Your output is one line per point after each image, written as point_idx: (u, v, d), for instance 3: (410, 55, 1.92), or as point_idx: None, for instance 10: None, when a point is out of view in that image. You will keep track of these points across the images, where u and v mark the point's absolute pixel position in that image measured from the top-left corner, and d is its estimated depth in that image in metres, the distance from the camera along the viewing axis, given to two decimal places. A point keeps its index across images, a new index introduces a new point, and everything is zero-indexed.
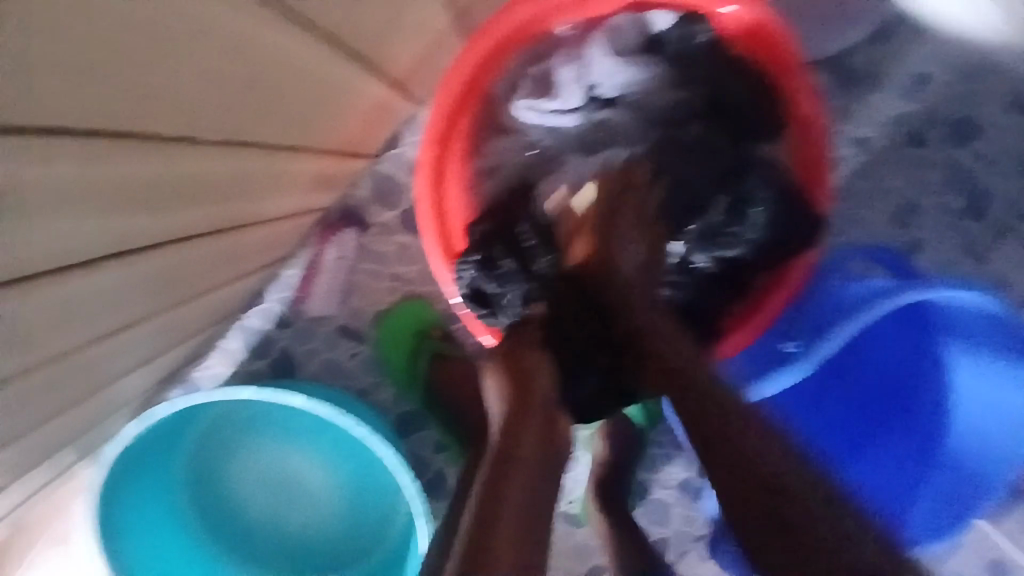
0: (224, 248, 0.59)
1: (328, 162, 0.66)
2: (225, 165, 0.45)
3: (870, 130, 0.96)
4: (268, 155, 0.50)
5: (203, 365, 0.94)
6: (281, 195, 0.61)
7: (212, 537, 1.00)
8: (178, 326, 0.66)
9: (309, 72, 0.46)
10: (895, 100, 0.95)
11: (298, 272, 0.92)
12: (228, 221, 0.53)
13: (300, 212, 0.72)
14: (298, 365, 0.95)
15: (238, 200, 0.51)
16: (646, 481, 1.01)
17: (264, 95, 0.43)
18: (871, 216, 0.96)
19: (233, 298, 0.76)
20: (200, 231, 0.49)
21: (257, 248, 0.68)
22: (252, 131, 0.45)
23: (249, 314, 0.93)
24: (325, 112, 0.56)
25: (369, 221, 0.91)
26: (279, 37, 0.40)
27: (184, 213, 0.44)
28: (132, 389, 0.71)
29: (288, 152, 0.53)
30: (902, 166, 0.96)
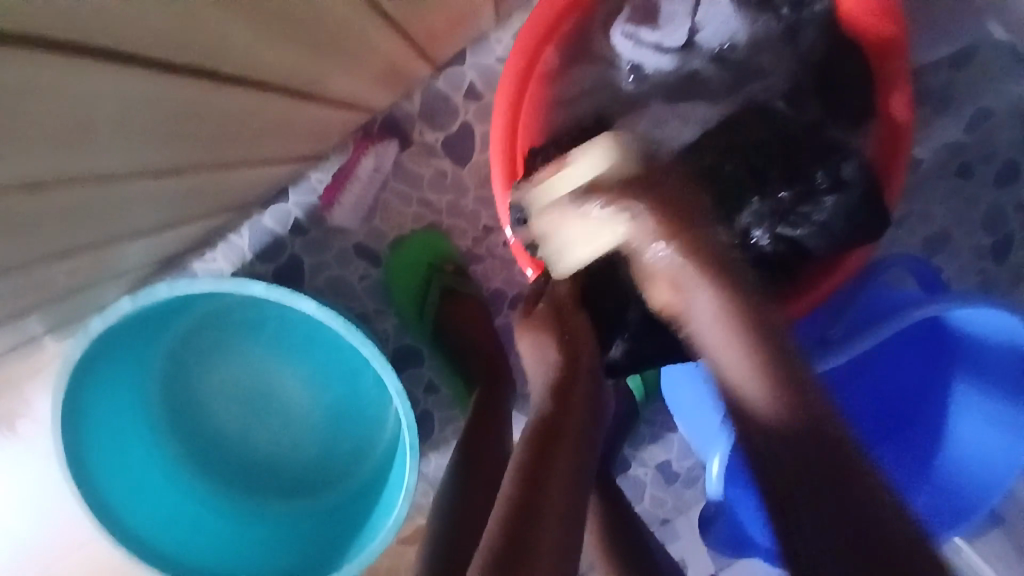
0: (279, 118, 0.54)
1: (402, 54, 0.62)
2: (324, 3, 0.40)
3: (925, 153, 0.96)
4: (361, 12, 0.45)
5: (206, 255, 0.90)
6: (352, 76, 0.57)
7: (175, 435, 0.95)
8: (207, 196, 0.61)
9: None
10: (956, 129, 0.95)
11: (327, 178, 0.87)
12: (297, 84, 0.49)
13: (357, 106, 0.68)
14: (305, 276, 0.91)
15: (316, 61, 0.47)
16: (627, 455, 0.96)
17: None
18: (905, 242, 0.98)
19: (263, 182, 0.72)
20: (269, 81, 0.45)
21: (305, 132, 0.64)
22: None
23: (265, 213, 0.89)
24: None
25: (412, 138, 0.86)
26: None
27: (264, 48, 0.40)
28: (141, 254, 0.67)
29: (382, 23, 0.50)
30: (948, 198, 0.97)
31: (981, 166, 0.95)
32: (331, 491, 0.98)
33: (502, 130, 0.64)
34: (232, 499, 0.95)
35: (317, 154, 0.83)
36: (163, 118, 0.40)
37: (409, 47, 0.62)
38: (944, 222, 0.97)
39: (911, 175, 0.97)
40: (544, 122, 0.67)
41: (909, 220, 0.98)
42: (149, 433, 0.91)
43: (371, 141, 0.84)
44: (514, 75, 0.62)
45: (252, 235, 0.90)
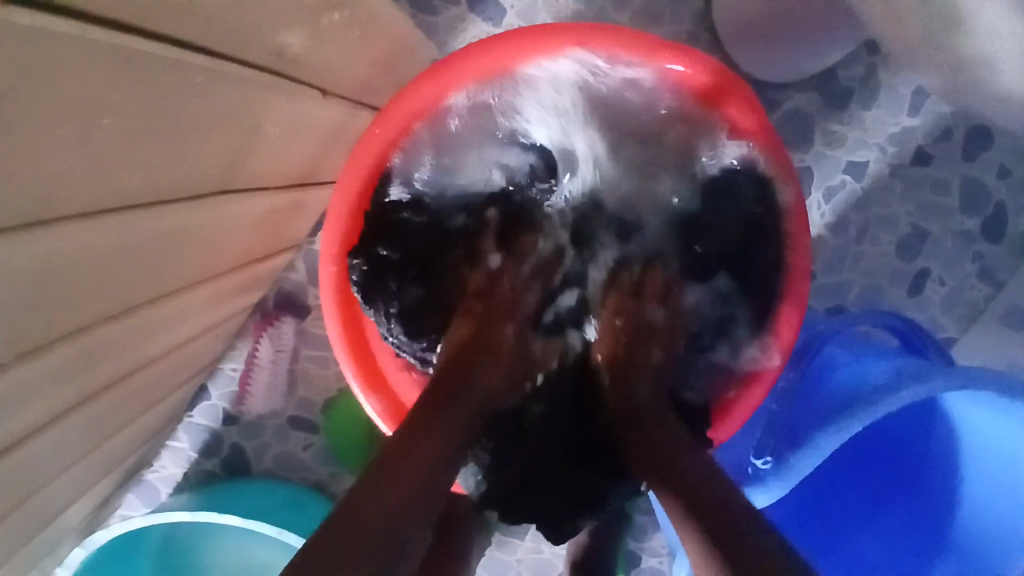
0: (131, 381, 0.59)
1: (237, 276, 0.63)
2: (144, 299, 0.48)
3: (869, 155, 0.85)
4: (179, 288, 0.52)
5: (155, 466, 0.89)
6: (200, 315, 0.62)
7: None
8: (129, 408, 0.64)
9: (200, 228, 0.47)
10: (897, 116, 0.84)
11: (240, 365, 0.85)
12: (143, 349, 0.55)
13: (222, 318, 0.71)
14: (250, 462, 0.89)
15: (148, 338, 0.54)
16: (635, 551, 0.98)
17: (159, 256, 0.45)
18: (874, 255, 0.87)
19: (192, 368, 0.75)
20: (119, 366, 0.53)
21: (179, 365, 0.69)
22: (166, 277, 0.48)
23: (195, 412, 0.88)
24: (201, 251, 0.51)
25: (307, 304, 0.83)
26: (206, 216, 0.47)
27: (104, 361, 0.49)
28: (70, 492, 0.67)
29: (156, 301, 0.50)
30: (911, 194, 0.86)
31: (938, 146, 0.85)
32: None
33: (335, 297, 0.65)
34: None
35: (217, 353, 0.81)
36: (60, 421, 0.50)
37: (229, 286, 0.63)
38: (912, 221, 0.86)
39: (859, 183, 0.86)
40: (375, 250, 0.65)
41: (872, 229, 0.87)
42: None
43: (268, 322, 0.83)
44: (332, 278, 0.65)
45: (190, 438, 0.89)
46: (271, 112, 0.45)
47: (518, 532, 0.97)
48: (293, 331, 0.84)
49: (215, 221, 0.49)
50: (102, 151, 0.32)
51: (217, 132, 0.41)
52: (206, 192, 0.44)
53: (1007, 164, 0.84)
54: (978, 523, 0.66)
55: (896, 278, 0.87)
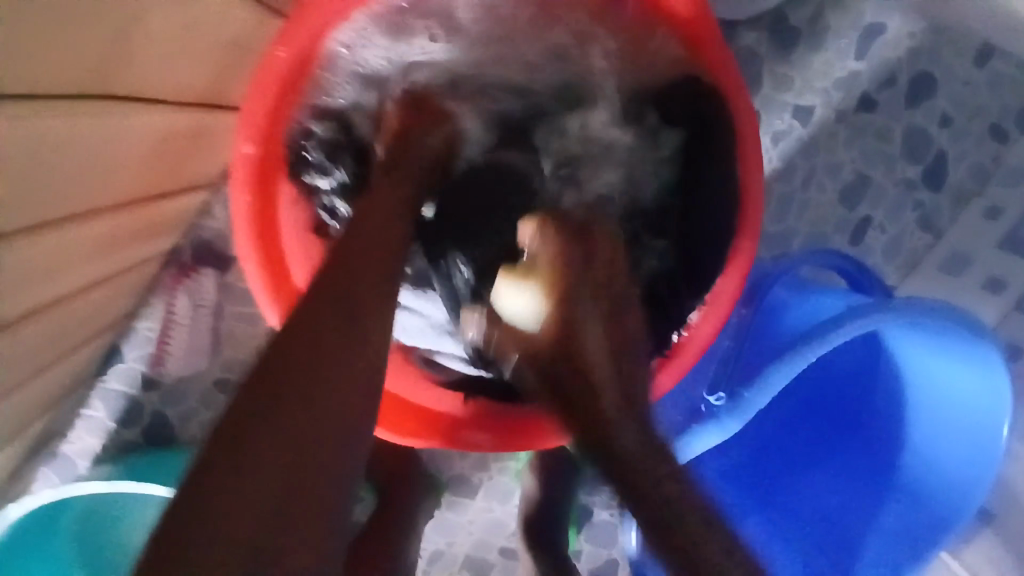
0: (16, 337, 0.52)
1: (138, 214, 0.57)
2: (23, 231, 0.42)
3: (816, 100, 0.84)
4: (69, 221, 0.47)
5: (67, 438, 0.81)
6: (97, 260, 0.56)
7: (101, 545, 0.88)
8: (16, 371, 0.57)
9: (86, 143, 0.42)
10: (844, 61, 0.83)
11: (157, 325, 0.77)
12: (27, 297, 0.49)
13: (126, 267, 0.64)
14: (175, 430, 0.82)
15: (34, 284, 0.48)
16: (587, 504, 0.97)
17: (37, 177, 0.40)
18: (820, 202, 0.87)
19: (94, 327, 0.67)
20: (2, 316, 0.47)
21: (76, 322, 0.62)
22: (50, 205, 0.43)
23: (107, 377, 0.79)
24: (88, 172, 0.45)
25: (231, 256, 0.76)
26: (90, 129, 0.41)
27: None
28: None
29: (42, 232, 0.44)
30: (858, 139, 0.86)
31: (884, 92, 0.85)
32: None
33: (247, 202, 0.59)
34: None
35: (127, 311, 0.73)
36: None
37: (130, 228, 0.57)
38: (856, 168, 0.86)
39: (807, 128, 0.85)
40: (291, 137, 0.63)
41: (820, 174, 0.86)
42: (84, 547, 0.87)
43: (186, 276, 0.75)
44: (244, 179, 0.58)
45: (107, 406, 0.80)
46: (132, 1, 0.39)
47: (469, 492, 0.94)
48: (216, 285, 0.76)
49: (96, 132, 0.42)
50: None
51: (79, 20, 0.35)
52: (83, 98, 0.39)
53: (948, 112, 0.85)
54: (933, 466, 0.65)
55: (841, 225, 0.88)
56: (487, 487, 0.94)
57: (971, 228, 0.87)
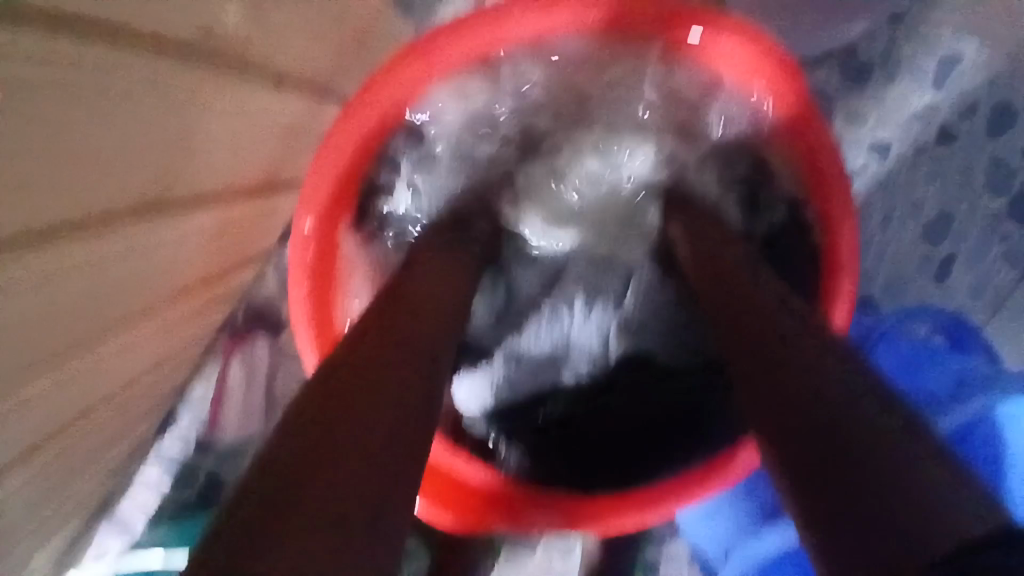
0: (64, 435, 0.52)
1: (185, 301, 0.57)
2: (54, 359, 0.43)
3: (892, 133, 0.78)
4: (104, 335, 0.48)
5: (124, 502, 0.81)
6: (141, 356, 0.57)
7: None
8: (71, 453, 0.56)
9: (115, 259, 0.43)
10: (920, 92, 0.78)
11: (212, 388, 0.77)
12: (70, 406, 0.50)
13: (180, 345, 0.64)
14: (229, 493, 0.81)
15: (74, 393, 0.49)
16: (651, 566, 0.91)
17: (66, 303, 0.40)
18: (898, 241, 0.81)
19: (148, 400, 0.67)
20: (47, 431, 0.48)
21: (126, 405, 0.62)
22: (87, 323, 0.44)
23: (165, 441, 0.80)
24: (115, 286, 0.45)
25: (284, 320, 0.75)
26: (116, 245, 0.42)
27: (19, 431, 0.44)
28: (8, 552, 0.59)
29: (80, 349, 0.45)
30: (937, 174, 0.79)
31: (962, 124, 0.78)
32: None
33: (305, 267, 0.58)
34: None
35: (183, 378, 0.73)
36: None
37: (171, 320, 0.58)
38: (938, 204, 0.80)
39: (884, 164, 0.79)
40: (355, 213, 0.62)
41: (896, 214, 0.80)
42: None
43: (241, 341, 0.75)
44: (307, 242, 0.57)
45: (161, 467, 0.81)
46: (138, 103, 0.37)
47: (525, 552, 0.91)
48: (270, 349, 0.75)
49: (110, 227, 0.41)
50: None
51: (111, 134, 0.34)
52: (107, 218, 0.39)
53: None
54: None
55: (923, 265, 0.81)
56: (545, 546, 0.90)
57: None
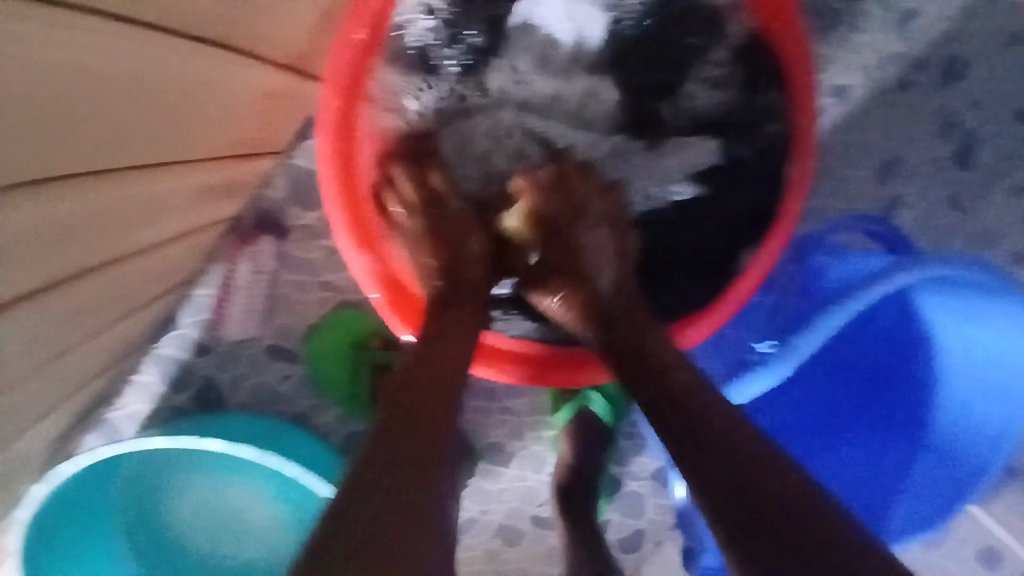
0: (90, 287, 0.55)
1: (216, 174, 0.62)
2: (99, 182, 0.45)
3: (857, 79, 0.88)
4: (137, 174, 0.49)
5: (118, 403, 0.83)
6: (166, 220, 0.60)
7: (129, 495, 0.88)
8: (88, 310, 0.58)
9: (165, 84, 0.46)
10: (880, 42, 0.87)
11: (214, 291, 0.80)
12: (95, 252, 0.51)
13: (196, 228, 0.68)
14: (225, 396, 0.84)
15: (101, 233, 0.50)
16: (618, 474, 1.01)
17: (109, 110, 0.43)
18: (855, 179, 0.90)
19: (163, 279, 0.70)
20: (74, 265, 0.49)
21: (136, 278, 0.64)
22: (123, 151, 0.46)
23: (161, 343, 0.82)
24: (146, 123, 0.47)
25: (289, 225, 0.79)
26: (162, 64, 0.44)
27: (47, 254, 0.45)
28: (8, 419, 0.60)
29: (122, 174, 0.47)
30: (891, 119, 0.89)
31: (917, 75, 0.88)
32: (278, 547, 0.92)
33: (331, 149, 0.60)
34: (193, 531, 0.93)
35: (189, 274, 0.76)
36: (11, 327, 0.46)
37: (209, 187, 0.62)
38: (890, 147, 0.89)
39: (843, 106, 0.89)
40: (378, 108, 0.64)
41: (852, 153, 0.89)
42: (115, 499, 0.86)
43: (246, 243, 0.78)
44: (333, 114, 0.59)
45: (157, 369, 0.83)
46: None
47: (503, 461, 0.97)
48: (274, 253, 0.79)
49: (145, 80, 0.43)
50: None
51: None
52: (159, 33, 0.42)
53: (974, 92, 0.87)
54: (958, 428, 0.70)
55: (876, 201, 0.90)
56: (523, 456, 0.97)
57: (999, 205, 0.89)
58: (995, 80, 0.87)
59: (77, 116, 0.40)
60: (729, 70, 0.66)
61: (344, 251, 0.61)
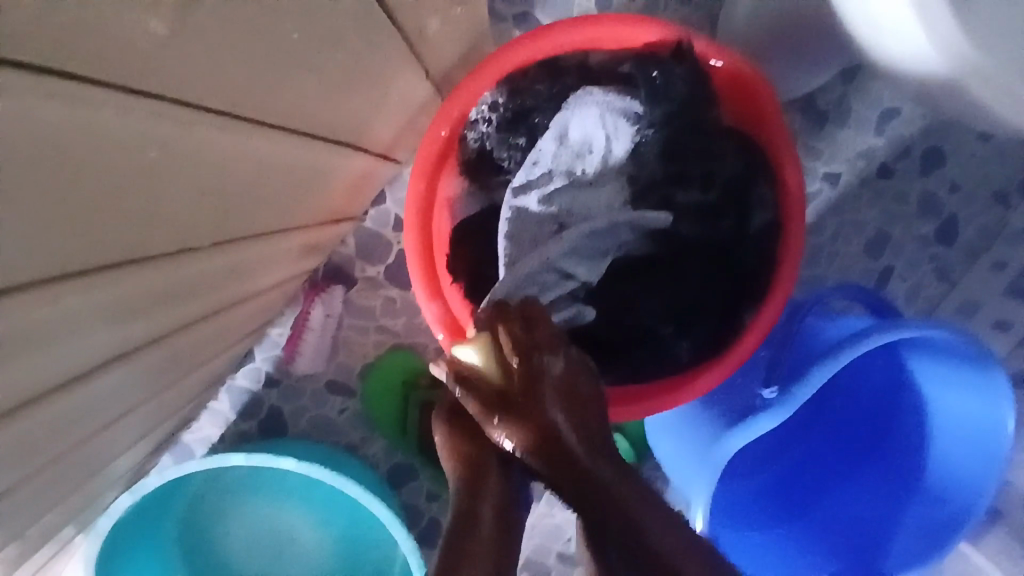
0: (215, 325, 0.65)
1: (315, 231, 0.71)
2: (256, 243, 0.56)
3: (842, 168, 1.01)
4: (275, 236, 0.59)
5: (192, 427, 0.94)
6: (273, 269, 0.68)
7: (186, 515, 0.96)
8: (212, 343, 0.69)
9: (318, 165, 0.56)
10: (865, 137, 0.99)
11: (288, 330, 0.92)
12: (228, 297, 0.61)
13: (290, 277, 0.79)
14: (288, 424, 0.96)
15: (236, 282, 0.59)
16: None
17: (286, 187, 0.54)
18: (846, 252, 1.03)
19: (257, 319, 0.81)
20: (215, 307, 0.59)
21: (244, 319, 0.74)
22: (278, 219, 0.57)
23: (237, 375, 0.94)
24: (293, 199, 0.57)
25: (356, 276, 0.92)
26: (320, 152, 0.54)
27: (202, 298, 0.53)
28: (132, 438, 0.69)
29: (270, 235, 0.57)
30: (878, 203, 1.01)
31: (899, 163, 1.00)
32: (323, 564, 1.01)
33: (416, 218, 0.71)
34: (239, 555, 1.01)
35: (272, 316, 0.88)
36: (168, 355, 0.55)
37: (310, 232, 0.69)
38: (876, 226, 1.02)
39: (835, 190, 1.01)
40: (458, 186, 0.74)
41: (844, 232, 1.02)
42: (176, 516, 0.95)
43: (320, 291, 0.91)
44: (418, 191, 0.70)
45: (231, 398, 0.94)
46: (362, 97, 0.55)
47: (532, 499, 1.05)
48: (342, 299, 0.92)
49: (309, 175, 0.57)
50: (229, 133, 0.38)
51: (347, 87, 0.51)
52: (328, 136, 0.54)
53: (954, 181, 1.00)
54: (944, 473, 0.81)
55: (866, 273, 1.03)
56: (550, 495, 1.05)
57: (980, 279, 1.01)
58: (972, 172, 0.99)
59: (265, 194, 0.50)
60: (732, 169, 0.72)
61: (422, 300, 0.72)
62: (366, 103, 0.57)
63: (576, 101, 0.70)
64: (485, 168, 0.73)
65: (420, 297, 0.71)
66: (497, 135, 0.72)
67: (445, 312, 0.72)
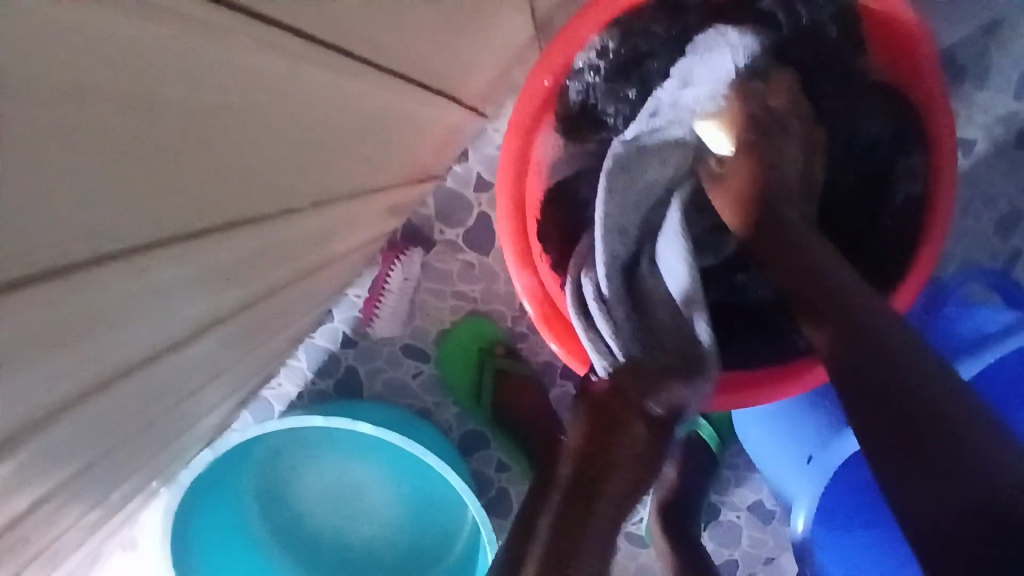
0: (299, 289, 0.62)
1: (399, 191, 0.68)
2: (341, 205, 0.52)
3: (979, 133, 0.87)
4: (361, 196, 0.55)
5: (271, 384, 0.94)
6: (356, 231, 0.65)
7: (262, 469, 0.99)
8: (295, 305, 0.67)
9: (407, 117, 0.51)
10: (1009, 97, 0.85)
11: (365, 292, 0.90)
12: (313, 259, 0.58)
13: (370, 239, 0.77)
14: (363, 386, 0.95)
15: (321, 244, 0.56)
16: (716, 503, 1.01)
17: (372, 143, 0.49)
18: (976, 230, 0.90)
19: (336, 281, 0.79)
20: (300, 271, 0.56)
21: (325, 281, 0.72)
22: (365, 176, 0.53)
23: (315, 334, 0.93)
24: (380, 155, 0.52)
25: (433, 239, 0.89)
26: (409, 104, 0.49)
27: (290, 261, 0.51)
28: (220, 394, 0.69)
29: (354, 196, 0.53)
30: (1017, 174, 0.88)
31: None
32: (391, 522, 1.02)
33: (508, 181, 0.66)
34: (311, 507, 1.04)
35: (350, 278, 0.86)
36: (253, 318, 0.53)
37: (394, 192, 0.65)
38: (1013, 201, 0.88)
39: (969, 160, 0.89)
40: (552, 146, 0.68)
41: (974, 206, 0.89)
42: (254, 468, 0.97)
43: (398, 253, 0.88)
44: (514, 151, 0.65)
45: (308, 357, 0.94)
46: (455, 43, 0.50)
47: None
48: (420, 263, 0.89)
49: (398, 131, 0.52)
50: (316, 74, 0.34)
51: (440, 27, 0.45)
52: (420, 85, 0.49)
53: None
54: None
55: (996, 253, 0.90)
56: None
57: None
58: None
59: (353, 150, 0.46)
60: (880, 129, 0.64)
61: (511, 269, 0.67)
62: (460, 46, 0.51)
63: (701, 45, 0.63)
64: (586, 123, 0.68)
65: (510, 265, 0.67)
66: (601, 87, 0.66)
67: (536, 283, 0.68)
